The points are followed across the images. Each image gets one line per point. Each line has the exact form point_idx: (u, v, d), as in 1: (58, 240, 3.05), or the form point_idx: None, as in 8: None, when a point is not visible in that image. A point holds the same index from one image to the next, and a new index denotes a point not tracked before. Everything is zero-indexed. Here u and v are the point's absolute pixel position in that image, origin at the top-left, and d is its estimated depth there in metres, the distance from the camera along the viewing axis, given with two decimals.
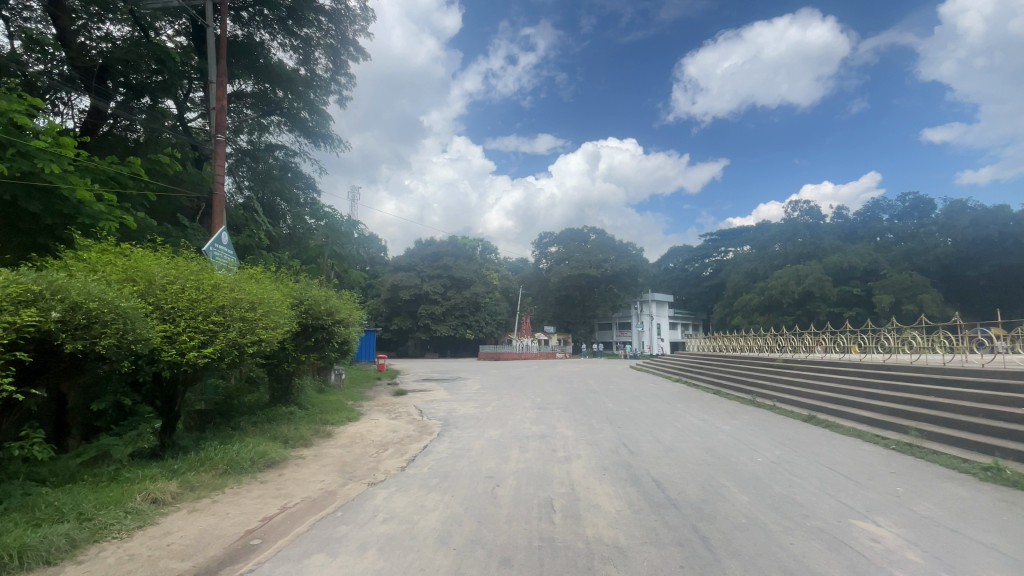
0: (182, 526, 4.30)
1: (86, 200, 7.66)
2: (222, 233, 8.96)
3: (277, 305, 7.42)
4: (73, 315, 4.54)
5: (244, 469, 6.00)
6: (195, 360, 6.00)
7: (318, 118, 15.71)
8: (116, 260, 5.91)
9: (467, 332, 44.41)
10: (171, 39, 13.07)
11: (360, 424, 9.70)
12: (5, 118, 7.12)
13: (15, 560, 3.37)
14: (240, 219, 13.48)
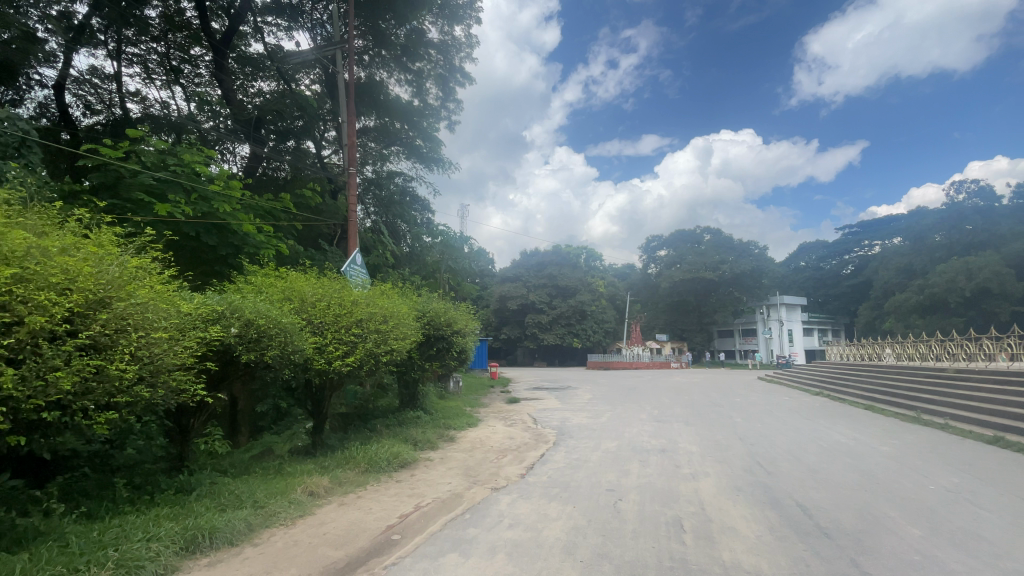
0: (334, 518, 4.82)
1: (249, 232, 9.04)
2: (355, 253, 10.02)
3: (405, 318, 8.12)
4: (246, 330, 5.37)
5: (381, 468, 6.56)
6: (339, 368, 6.74)
7: (431, 144, 16.87)
8: (277, 282, 6.86)
9: (576, 341, 43.95)
10: (308, 88, 14.98)
11: (479, 430, 10.07)
12: (189, 169, 8.82)
13: (207, 540, 3.98)
14: (370, 242, 14.86)
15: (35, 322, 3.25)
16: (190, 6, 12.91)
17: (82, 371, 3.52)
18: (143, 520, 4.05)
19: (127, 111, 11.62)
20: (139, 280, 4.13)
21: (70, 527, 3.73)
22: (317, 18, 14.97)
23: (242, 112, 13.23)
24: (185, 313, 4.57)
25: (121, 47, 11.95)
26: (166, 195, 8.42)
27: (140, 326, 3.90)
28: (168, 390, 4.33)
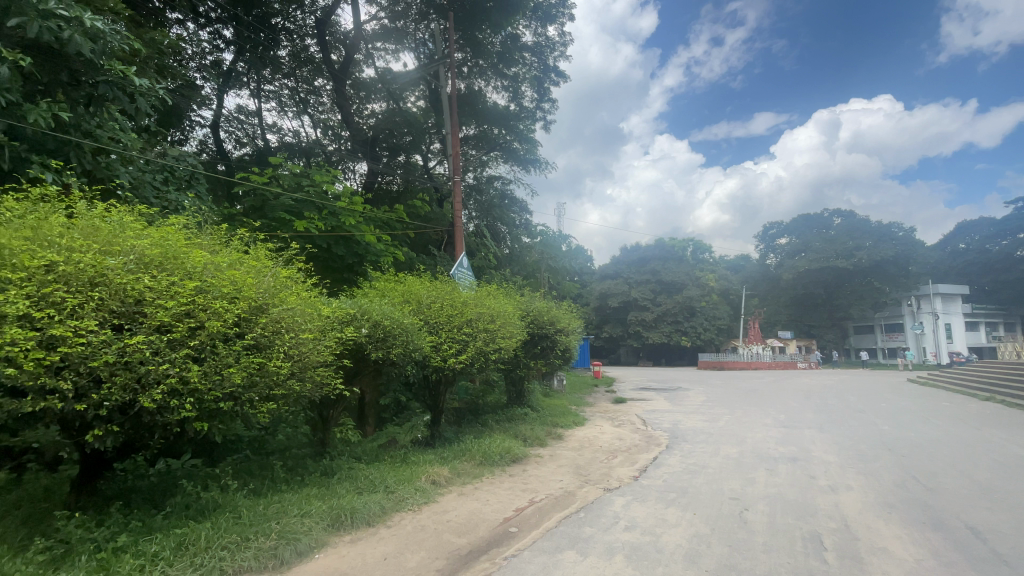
0: (455, 506, 5.11)
1: (370, 241, 10.03)
2: (462, 256, 10.55)
3: (511, 317, 8.38)
4: (374, 330, 5.94)
5: (495, 461, 6.81)
6: (452, 365, 7.12)
7: (527, 146, 17.16)
8: (396, 286, 7.46)
9: (684, 340, 41.68)
10: (414, 105, 16.01)
11: (587, 429, 10.01)
12: (321, 189, 9.96)
13: (349, 519, 4.43)
14: (474, 246, 15.50)
15: (212, 327, 3.78)
16: (314, 41, 14.35)
17: (249, 367, 4.07)
18: (296, 499, 4.61)
19: (267, 142, 13.40)
20: (288, 289, 4.74)
21: (241, 502, 4.36)
22: (420, 38, 15.85)
23: (360, 134, 14.78)
24: (325, 316, 5.18)
25: (259, 85, 13.62)
26: (302, 213, 9.54)
27: (289, 328, 4.49)
28: (313, 383, 4.93)
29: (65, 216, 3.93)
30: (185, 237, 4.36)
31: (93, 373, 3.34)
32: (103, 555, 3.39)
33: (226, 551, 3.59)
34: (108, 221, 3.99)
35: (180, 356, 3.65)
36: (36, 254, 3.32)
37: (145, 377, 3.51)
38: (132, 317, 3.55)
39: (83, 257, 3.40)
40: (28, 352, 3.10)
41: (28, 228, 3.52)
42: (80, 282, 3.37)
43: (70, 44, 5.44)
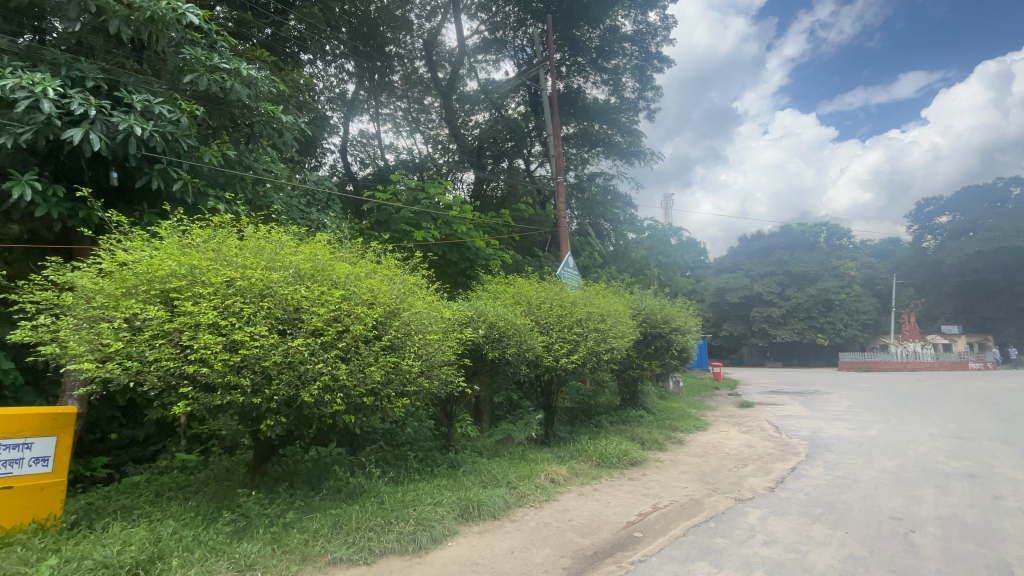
0: (576, 506, 5.12)
1: (479, 246, 10.55)
2: (567, 256, 10.55)
3: (622, 316, 8.20)
4: (490, 331, 6.20)
5: (613, 463, 6.70)
6: (565, 365, 7.12)
7: (630, 138, 16.65)
8: (507, 288, 7.71)
9: (819, 337, 37.17)
10: (515, 110, 16.41)
11: (710, 435, 9.39)
12: (436, 199, 10.62)
13: (477, 510, 4.64)
14: (579, 245, 15.38)
15: (355, 330, 4.24)
16: (421, 62, 15.40)
17: (385, 365, 4.47)
18: (429, 488, 4.96)
19: (386, 161, 14.65)
20: (414, 294, 5.16)
21: (382, 488, 4.81)
22: (519, 44, 16.24)
23: (467, 146, 15.59)
24: (447, 319, 5.54)
25: (376, 108, 14.52)
26: (420, 224, 10.20)
27: (416, 330, 4.86)
28: (440, 381, 5.29)
29: (238, 240, 4.66)
30: (328, 252, 4.95)
31: (265, 371, 3.90)
32: (276, 529, 3.94)
33: (373, 532, 3.98)
34: (269, 241, 4.67)
35: (330, 356, 4.12)
36: (220, 272, 3.98)
37: (304, 374, 4.02)
38: (293, 323, 4.09)
39: (254, 274, 4.02)
40: (218, 354, 3.71)
41: (212, 252, 4.23)
42: (253, 295, 3.97)
43: (232, 91, 6.53)
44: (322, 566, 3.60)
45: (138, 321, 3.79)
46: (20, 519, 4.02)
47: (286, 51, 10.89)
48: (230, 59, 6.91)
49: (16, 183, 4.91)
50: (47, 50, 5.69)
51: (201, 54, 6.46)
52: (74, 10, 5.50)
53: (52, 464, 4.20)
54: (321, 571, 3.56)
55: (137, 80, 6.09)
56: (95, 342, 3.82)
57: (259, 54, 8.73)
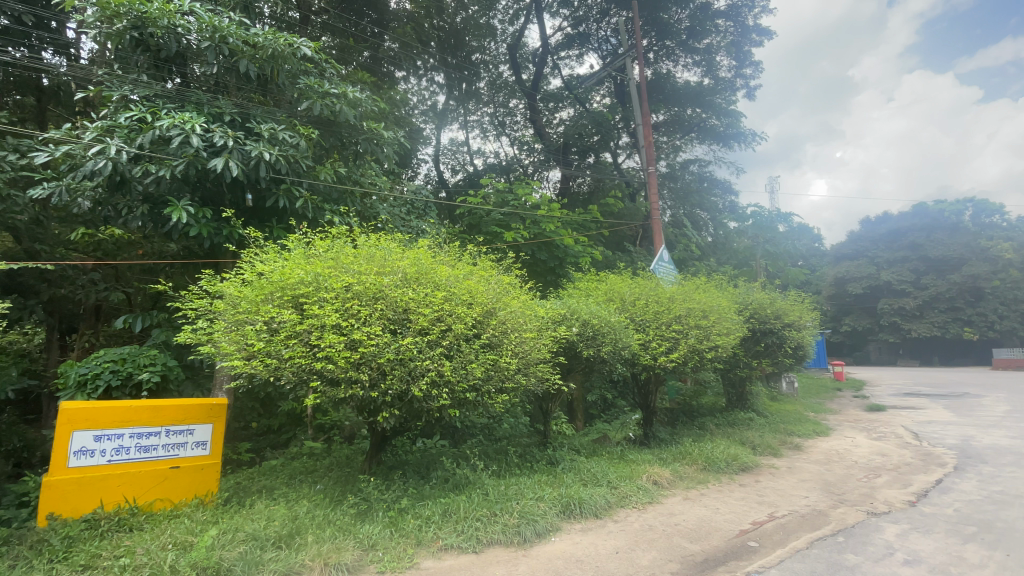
0: (682, 510, 4.92)
1: (568, 244, 10.56)
2: (662, 250, 10.16)
3: (726, 311, 7.73)
4: (585, 329, 6.18)
5: (721, 468, 6.33)
6: (665, 364, 6.84)
7: (728, 120, 15.62)
8: (600, 285, 7.63)
9: (967, 332, 31.70)
10: (600, 103, 16.15)
11: (833, 441, 8.50)
12: (526, 199, 10.74)
13: (579, 508, 4.65)
14: (673, 237, 14.71)
15: (457, 328, 4.45)
16: (505, 66, 15.82)
17: (485, 362, 4.62)
18: (530, 483, 5.05)
19: (475, 166, 15.15)
20: (509, 294, 5.32)
21: (486, 481, 4.99)
22: (603, 36, 15.93)
23: (553, 144, 15.42)
24: (541, 317, 5.63)
25: (464, 117, 15.23)
26: (510, 225, 10.40)
27: (513, 329, 5.00)
28: (536, 378, 5.37)
29: (352, 248, 5.13)
30: (429, 256, 5.27)
31: (379, 368, 4.21)
32: (392, 513, 4.26)
33: (480, 522, 4.14)
34: (377, 248, 5.08)
35: (436, 354, 4.36)
36: (339, 277, 4.41)
37: (414, 370, 4.28)
38: (402, 323, 4.39)
39: (368, 280, 4.41)
40: (340, 351, 4.08)
41: (332, 260, 4.69)
42: (368, 298, 4.35)
43: (340, 113, 7.17)
44: (435, 550, 3.83)
45: (275, 324, 4.30)
46: (186, 493, 4.74)
47: (383, 69, 11.59)
48: (337, 83, 7.56)
49: (176, 209, 5.81)
50: (193, 92, 6.63)
51: (314, 82, 7.14)
52: (212, 53, 6.35)
53: (208, 448, 4.93)
54: (435, 555, 3.78)
55: (263, 112, 6.90)
56: (240, 343, 4.39)
57: (361, 76, 9.46)
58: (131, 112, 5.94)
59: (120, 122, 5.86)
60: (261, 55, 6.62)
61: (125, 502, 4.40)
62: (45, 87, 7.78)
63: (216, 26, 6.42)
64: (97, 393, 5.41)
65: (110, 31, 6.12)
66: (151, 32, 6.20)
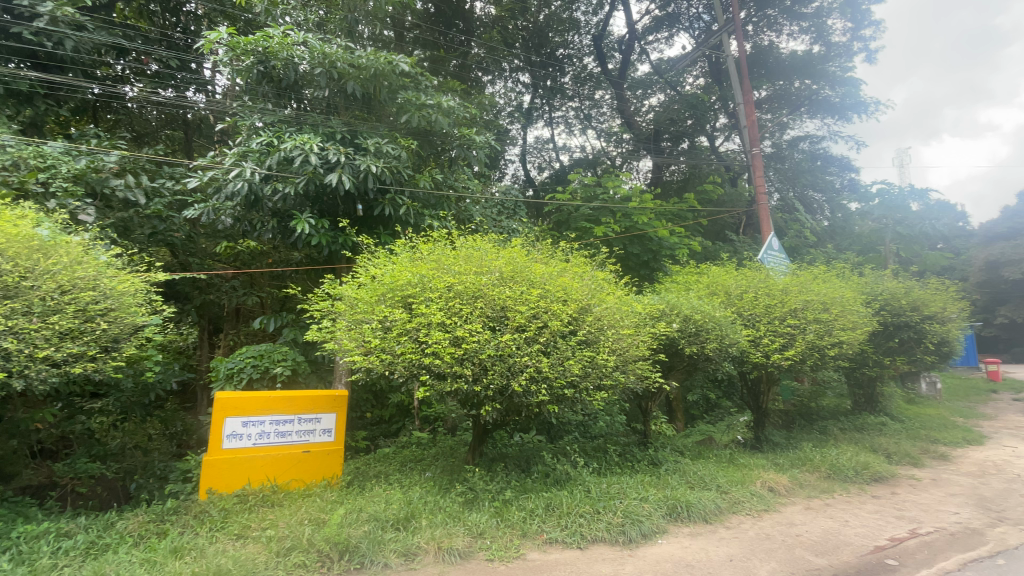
0: (804, 521, 4.53)
1: (663, 236, 10.15)
2: (771, 238, 9.38)
3: (851, 303, 6.96)
4: (686, 325, 5.93)
5: (849, 477, 5.72)
6: (779, 362, 6.32)
7: (844, 90, 14.00)
8: (701, 278, 7.25)
9: None
10: (693, 85, 15.30)
11: (991, 451, 7.30)
12: (618, 192, 10.49)
13: (686, 511, 4.47)
14: (782, 223, 13.53)
15: (554, 325, 4.48)
16: (590, 57, 15.45)
17: (583, 359, 4.59)
18: (633, 483, 4.96)
19: (562, 162, 15.06)
20: (604, 290, 5.28)
21: (587, 478, 4.98)
22: (694, 14, 15.07)
23: (643, 132, 14.81)
24: (638, 313, 5.51)
25: (550, 113, 14.97)
26: (600, 220, 10.18)
27: (610, 326, 4.95)
28: (636, 376, 5.25)
29: (452, 251, 5.40)
30: (524, 254, 5.39)
31: (481, 364, 4.37)
32: (498, 504, 4.42)
33: (584, 519, 4.15)
34: (475, 249, 5.29)
35: (534, 351, 4.43)
36: (442, 278, 4.66)
37: (514, 366, 4.38)
38: (501, 321, 4.52)
39: (467, 279, 4.62)
40: (445, 348, 4.30)
41: (436, 262, 4.97)
42: (468, 296, 4.55)
43: (436, 123, 7.55)
44: (540, 543, 3.90)
45: (387, 323, 4.64)
46: (316, 475, 5.30)
47: (471, 75, 11.94)
48: (431, 94, 7.96)
49: (300, 221, 6.50)
50: (309, 115, 7.37)
51: (412, 95, 7.56)
52: (323, 78, 6.98)
53: (332, 435, 5.48)
54: (540, 548, 3.85)
55: (368, 129, 7.48)
56: (359, 340, 4.80)
57: (453, 84, 9.84)
58: (261, 137, 6.71)
59: (253, 147, 6.64)
60: (365, 76, 7.18)
61: (268, 480, 5.01)
62: (191, 121, 9.08)
63: (326, 52, 7.00)
64: (243, 384, 6.25)
65: (241, 68, 6.89)
66: (273, 64, 6.90)
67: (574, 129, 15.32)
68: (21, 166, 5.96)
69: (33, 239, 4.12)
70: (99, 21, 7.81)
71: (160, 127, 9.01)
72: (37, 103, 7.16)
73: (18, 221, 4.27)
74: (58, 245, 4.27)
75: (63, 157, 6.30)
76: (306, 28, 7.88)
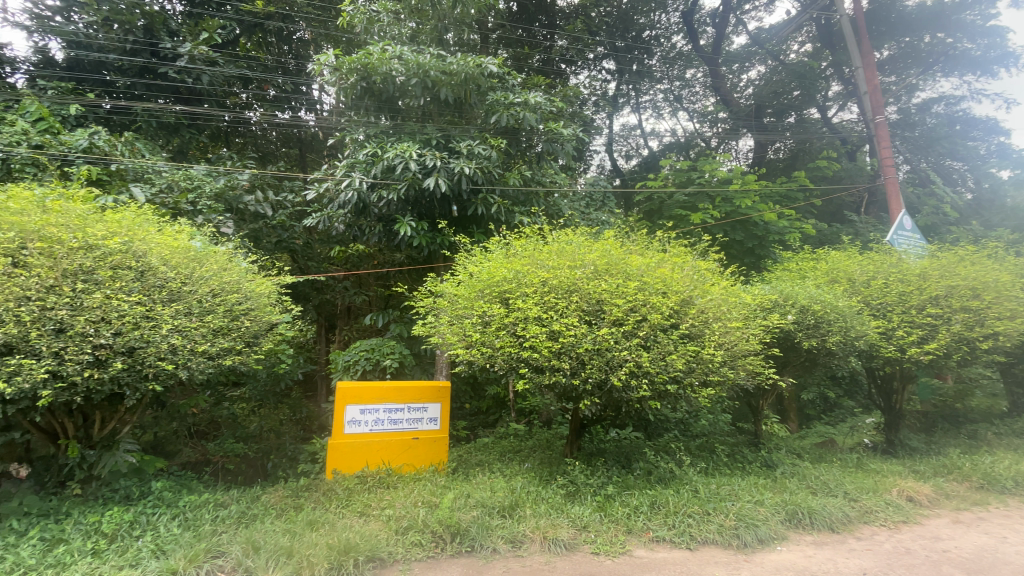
0: (953, 536, 3.98)
1: (769, 220, 9.40)
2: (902, 218, 8.26)
3: (1009, 288, 5.96)
4: (803, 316, 5.48)
5: (1010, 489, 4.92)
6: (917, 356, 5.62)
7: (992, 38, 11.94)
8: (819, 265, 6.61)
9: None
10: (800, 53, 13.92)
11: None
12: (715, 175, 9.85)
13: (808, 518, 4.12)
14: (913, 199, 11.91)
15: (654, 318, 4.35)
16: (679, 35, 14.56)
17: (687, 354, 4.40)
18: (745, 485, 4.67)
19: (651, 148, 14.48)
20: (707, 280, 5.05)
21: (694, 477, 4.78)
22: None
23: (742, 109, 13.68)
24: (746, 305, 5.19)
25: (638, 99, 14.35)
26: (697, 206, 9.63)
27: (715, 318, 4.72)
28: (745, 372, 4.97)
29: (544, 246, 5.45)
30: (619, 246, 5.30)
31: (579, 358, 4.33)
32: (600, 499, 4.40)
33: (693, 519, 4.00)
34: (568, 243, 5.30)
35: (633, 345, 4.31)
36: (537, 273, 4.72)
37: (612, 360, 4.29)
38: (597, 315, 4.47)
39: (562, 274, 4.64)
40: (543, 342, 4.33)
41: (531, 257, 5.05)
42: (562, 291, 4.57)
43: (525, 120, 7.63)
44: (646, 540, 3.83)
45: (485, 318, 4.80)
46: (425, 461, 5.65)
47: (555, 68, 11.86)
48: (519, 92, 8.08)
49: (403, 224, 6.95)
50: (406, 124, 7.82)
51: (501, 96, 7.75)
52: (419, 87, 7.34)
53: (438, 423, 5.80)
54: (647, 546, 3.77)
55: (461, 133, 7.76)
56: (460, 334, 5.02)
57: (538, 80, 9.88)
58: (366, 148, 7.21)
59: (360, 158, 7.16)
60: (456, 81, 7.46)
61: (383, 464, 5.44)
62: (304, 138, 10.03)
63: (420, 62, 7.30)
64: (358, 375, 6.82)
65: (347, 86, 7.47)
66: (375, 79, 7.36)
67: (664, 113, 14.69)
68: (174, 187, 6.93)
69: (189, 250, 4.74)
70: (227, 56, 8.88)
71: (279, 144, 10.06)
72: (182, 133, 8.47)
73: (178, 236, 4.94)
74: (208, 255, 4.92)
75: (205, 178, 7.25)
76: (400, 42, 8.34)
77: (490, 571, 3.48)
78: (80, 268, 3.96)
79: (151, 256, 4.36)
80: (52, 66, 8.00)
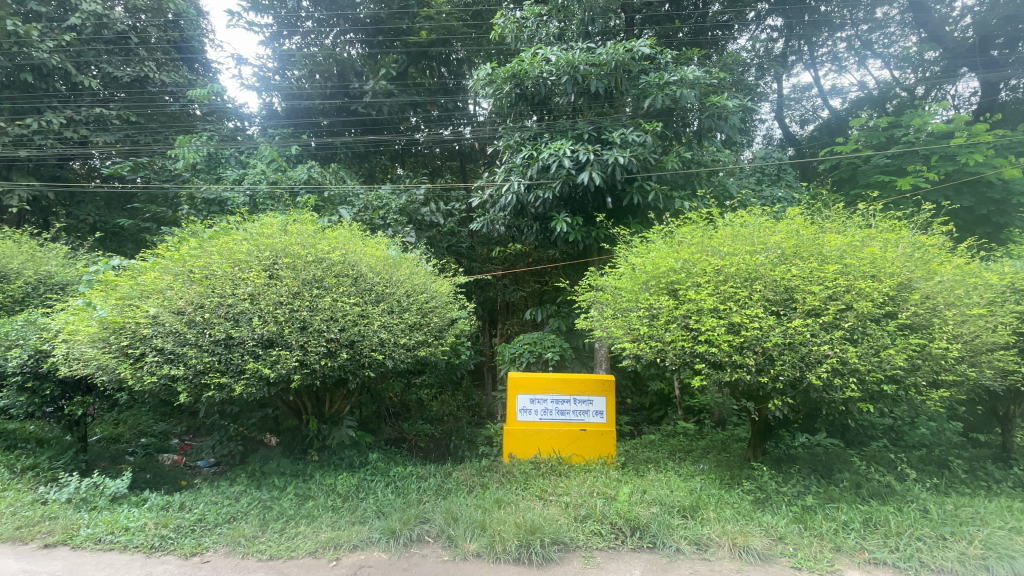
0: None
1: (1013, 177, 7.47)
2: None
3: None
4: None
5: None
6: None
7: None
8: None
9: None
10: None
11: None
12: (927, 131, 8.11)
13: None
14: None
15: (862, 307, 3.77)
16: None
17: (908, 348, 3.76)
18: (996, 509, 3.78)
19: (832, 109, 12.50)
20: (932, 259, 4.24)
21: (921, 495, 4.02)
22: None
23: (961, 44, 10.91)
24: (990, 287, 4.26)
25: (812, 53, 12.49)
26: (905, 169, 8.03)
27: (944, 306, 3.99)
28: (990, 369, 4.08)
29: (714, 231, 5.07)
30: (807, 225, 4.69)
31: (766, 352, 3.91)
32: (797, 509, 3.96)
33: (924, 543, 3.38)
34: (743, 226, 4.86)
35: (836, 338, 3.79)
36: (709, 261, 4.40)
37: (808, 356, 3.81)
38: (786, 305, 4.01)
39: (740, 261, 4.26)
40: (722, 336, 3.99)
41: (700, 245, 4.74)
42: (741, 279, 4.20)
43: (682, 98, 7.22)
44: (861, 561, 3.32)
45: (652, 311, 4.60)
46: (594, 453, 5.73)
47: (709, 37, 10.91)
48: (674, 70, 7.67)
49: (559, 221, 7.08)
50: (558, 122, 7.92)
51: (653, 77, 7.44)
52: (570, 84, 7.41)
53: (605, 416, 5.82)
54: (862, 567, 3.28)
55: (614, 122, 7.63)
56: (625, 327, 4.87)
57: (691, 53, 9.20)
58: (522, 151, 7.50)
59: (517, 161, 7.50)
60: (606, 71, 7.39)
61: (555, 452, 5.66)
62: (464, 151, 10.89)
63: (570, 59, 7.39)
64: (524, 366, 7.17)
65: (502, 93, 7.87)
66: (527, 83, 7.64)
67: (847, 66, 12.52)
68: (369, 207, 8.16)
69: (388, 258, 5.61)
70: (401, 85, 10.06)
71: (444, 159, 11.05)
72: (370, 159, 10.26)
73: (378, 247, 5.85)
74: (400, 261, 5.74)
75: (391, 196, 8.36)
76: (548, 43, 8.51)
77: (675, 570, 3.39)
78: (314, 277, 4.88)
79: (361, 264, 5.23)
80: (275, 116, 9.95)
